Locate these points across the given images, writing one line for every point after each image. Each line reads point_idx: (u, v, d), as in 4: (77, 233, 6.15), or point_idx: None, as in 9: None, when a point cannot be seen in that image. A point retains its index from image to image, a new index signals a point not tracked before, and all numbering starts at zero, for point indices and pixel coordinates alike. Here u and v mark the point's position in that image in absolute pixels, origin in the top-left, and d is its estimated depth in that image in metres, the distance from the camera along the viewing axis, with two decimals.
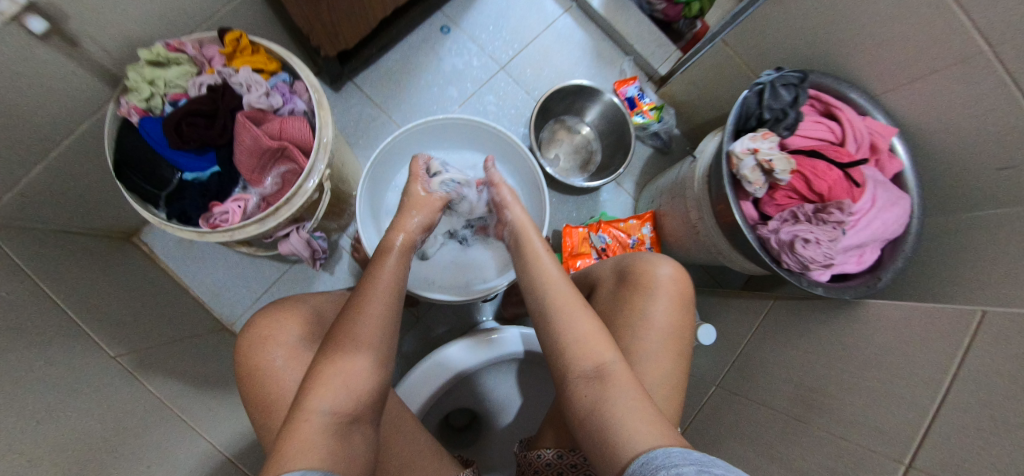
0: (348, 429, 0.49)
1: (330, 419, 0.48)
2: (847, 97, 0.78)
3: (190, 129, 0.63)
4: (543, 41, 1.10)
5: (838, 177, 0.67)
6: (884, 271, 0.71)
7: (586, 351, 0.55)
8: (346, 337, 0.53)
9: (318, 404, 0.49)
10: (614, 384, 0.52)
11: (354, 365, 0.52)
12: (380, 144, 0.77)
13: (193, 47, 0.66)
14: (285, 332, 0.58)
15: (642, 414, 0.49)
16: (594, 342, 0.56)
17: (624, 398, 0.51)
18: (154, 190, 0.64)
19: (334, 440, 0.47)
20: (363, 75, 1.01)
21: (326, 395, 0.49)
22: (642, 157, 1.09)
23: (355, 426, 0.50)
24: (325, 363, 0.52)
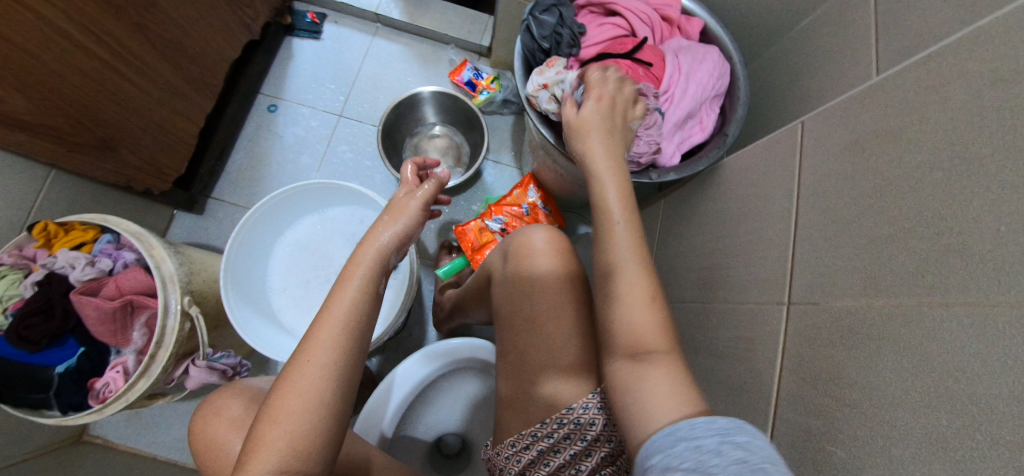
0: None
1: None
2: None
3: (30, 330, 0.63)
4: (367, 71, 1.11)
5: (625, 69, 0.67)
6: (730, 125, 0.70)
7: (616, 314, 0.46)
8: (295, 379, 0.46)
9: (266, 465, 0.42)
10: (656, 368, 0.42)
11: (310, 405, 0.45)
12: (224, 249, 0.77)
13: (9, 255, 0.67)
14: (226, 412, 0.58)
15: (668, 391, 0.40)
16: (641, 325, 0.45)
17: (652, 378, 0.42)
18: (37, 396, 0.66)
19: None
20: (218, 188, 1.03)
21: (274, 453, 0.43)
22: (507, 128, 1.10)
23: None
24: (283, 411, 0.45)
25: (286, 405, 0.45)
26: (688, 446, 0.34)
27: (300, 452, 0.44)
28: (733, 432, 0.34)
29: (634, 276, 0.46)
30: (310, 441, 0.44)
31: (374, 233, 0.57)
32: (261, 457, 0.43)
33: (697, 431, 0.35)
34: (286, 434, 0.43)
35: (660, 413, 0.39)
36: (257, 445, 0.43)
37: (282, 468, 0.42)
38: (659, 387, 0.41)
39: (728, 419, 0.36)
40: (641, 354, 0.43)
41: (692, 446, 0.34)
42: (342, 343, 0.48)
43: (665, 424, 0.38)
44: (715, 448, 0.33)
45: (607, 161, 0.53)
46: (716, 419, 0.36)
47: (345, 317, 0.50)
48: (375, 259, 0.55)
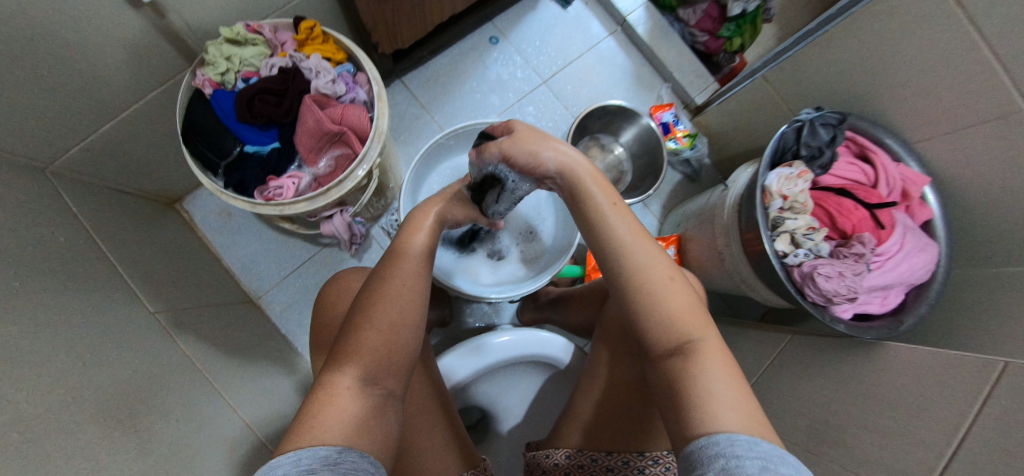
0: (385, 404, 0.45)
1: (361, 397, 0.44)
2: (882, 140, 0.80)
3: (260, 104, 0.66)
4: (586, 60, 1.14)
5: (863, 216, 0.70)
6: (908, 315, 0.72)
7: (672, 326, 0.48)
8: (378, 313, 0.48)
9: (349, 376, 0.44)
10: (702, 360, 0.45)
11: (380, 342, 0.47)
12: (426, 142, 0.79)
13: (269, 31, 0.70)
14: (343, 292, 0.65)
15: (733, 403, 0.41)
16: (679, 317, 0.48)
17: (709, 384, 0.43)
18: (214, 159, 0.68)
19: (369, 413, 0.43)
20: (411, 75, 1.05)
21: (358, 370, 0.45)
22: (672, 183, 1.12)
23: (391, 401, 0.46)
24: (360, 338, 0.47)
25: (369, 341, 0.47)
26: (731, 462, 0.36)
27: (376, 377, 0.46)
28: (777, 461, 0.36)
29: (687, 306, 0.49)
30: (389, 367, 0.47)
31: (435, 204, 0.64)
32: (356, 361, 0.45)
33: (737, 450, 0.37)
34: (367, 348, 0.46)
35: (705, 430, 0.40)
36: (348, 359, 0.45)
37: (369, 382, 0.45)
38: (711, 382, 0.43)
39: (767, 444, 0.38)
40: (678, 350, 0.47)
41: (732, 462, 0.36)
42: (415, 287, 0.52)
43: (722, 430, 0.39)
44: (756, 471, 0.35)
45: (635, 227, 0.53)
46: (756, 443, 0.38)
47: (411, 276, 0.53)
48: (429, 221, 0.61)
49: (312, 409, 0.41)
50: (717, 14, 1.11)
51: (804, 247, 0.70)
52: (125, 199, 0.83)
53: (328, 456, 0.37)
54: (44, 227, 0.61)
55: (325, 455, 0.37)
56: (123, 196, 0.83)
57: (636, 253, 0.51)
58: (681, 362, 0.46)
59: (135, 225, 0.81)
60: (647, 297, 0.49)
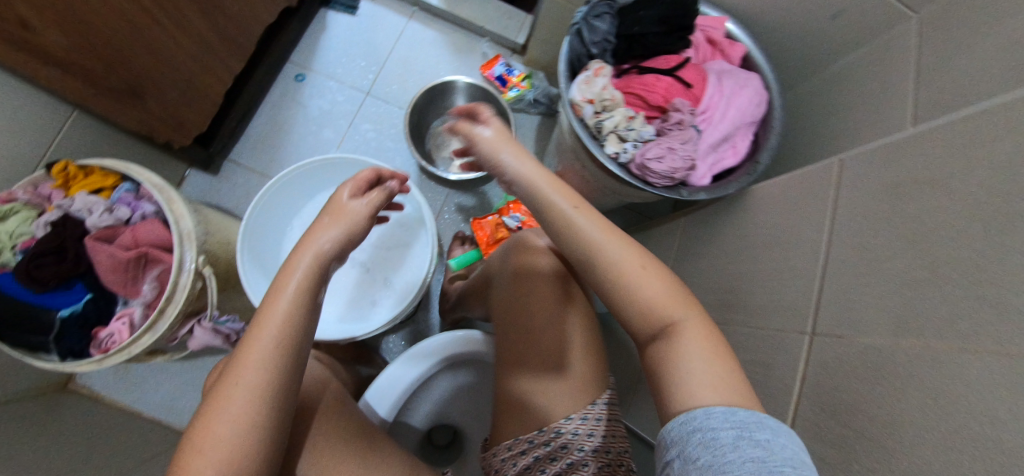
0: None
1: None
2: None
3: (39, 271, 0.61)
4: (399, 54, 1.10)
5: (669, 83, 0.67)
6: (760, 154, 0.71)
7: (599, 276, 0.47)
8: (211, 411, 0.41)
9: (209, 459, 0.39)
10: (688, 342, 0.43)
11: (232, 430, 0.40)
12: (251, 199, 0.76)
13: (26, 192, 0.66)
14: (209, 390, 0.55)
15: (710, 380, 0.41)
16: (658, 306, 0.45)
17: (694, 362, 0.42)
18: (38, 339, 0.65)
19: None
20: (236, 149, 1.01)
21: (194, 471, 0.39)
22: (532, 128, 1.10)
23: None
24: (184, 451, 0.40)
25: (200, 442, 0.40)
26: (702, 436, 0.37)
27: (249, 439, 0.40)
28: (754, 428, 0.36)
29: (621, 260, 0.46)
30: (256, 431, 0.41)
31: (315, 237, 0.48)
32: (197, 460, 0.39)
33: (713, 420, 0.37)
34: (214, 449, 0.39)
35: (693, 397, 0.40)
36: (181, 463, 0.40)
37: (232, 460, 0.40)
38: (688, 360, 0.42)
39: (747, 410, 0.38)
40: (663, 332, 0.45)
41: (704, 435, 0.37)
42: (262, 377, 0.41)
43: (690, 406, 0.40)
44: (729, 441, 0.36)
45: (548, 174, 0.50)
46: (734, 411, 0.38)
47: (285, 315, 0.43)
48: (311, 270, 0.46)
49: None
50: None
51: (630, 140, 0.67)
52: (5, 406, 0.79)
53: None
54: None
55: None
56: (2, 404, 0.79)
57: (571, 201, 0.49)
58: (658, 341, 0.45)
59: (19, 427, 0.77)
60: (619, 296, 0.47)
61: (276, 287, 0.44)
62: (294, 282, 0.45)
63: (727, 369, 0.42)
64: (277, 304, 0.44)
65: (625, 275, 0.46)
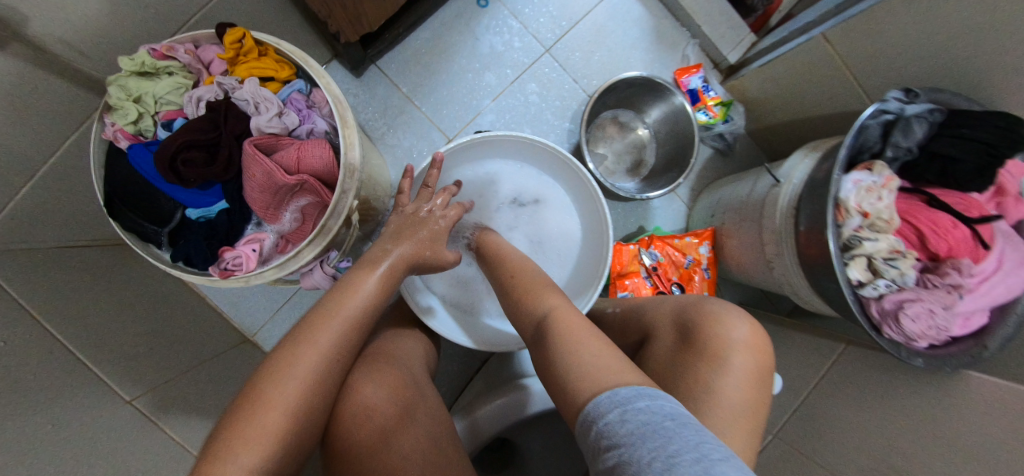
0: None
1: None
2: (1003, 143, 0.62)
3: (186, 168, 0.50)
4: (596, 18, 0.92)
5: (964, 235, 0.55)
6: (992, 339, 0.62)
7: (529, 305, 0.53)
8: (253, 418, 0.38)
9: (242, 451, 0.36)
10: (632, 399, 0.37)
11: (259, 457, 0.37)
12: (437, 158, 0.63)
13: (187, 52, 0.53)
14: None
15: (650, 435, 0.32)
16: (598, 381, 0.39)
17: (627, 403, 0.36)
18: (153, 228, 0.55)
19: None
20: (387, 58, 0.86)
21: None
22: (702, 161, 0.97)
23: None
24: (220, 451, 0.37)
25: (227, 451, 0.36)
26: (598, 428, 0.35)
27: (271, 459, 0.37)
28: (633, 398, 0.35)
29: (531, 287, 0.55)
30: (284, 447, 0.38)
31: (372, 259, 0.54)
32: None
33: (604, 406, 0.36)
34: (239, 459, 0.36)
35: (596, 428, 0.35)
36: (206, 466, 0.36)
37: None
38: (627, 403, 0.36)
39: (646, 398, 0.35)
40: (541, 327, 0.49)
41: (599, 427, 0.35)
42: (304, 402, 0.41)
43: (599, 391, 0.38)
44: (623, 422, 0.34)
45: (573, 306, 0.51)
46: (617, 390, 0.37)
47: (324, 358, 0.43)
48: (365, 297, 0.48)
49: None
50: None
51: (885, 277, 0.57)
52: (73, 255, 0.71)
53: None
54: None
55: None
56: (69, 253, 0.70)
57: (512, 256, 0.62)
58: (536, 346, 0.49)
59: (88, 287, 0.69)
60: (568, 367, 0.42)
61: (322, 316, 0.46)
62: (344, 312, 0.47)
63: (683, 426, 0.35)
64: (327, 322, 0.45)
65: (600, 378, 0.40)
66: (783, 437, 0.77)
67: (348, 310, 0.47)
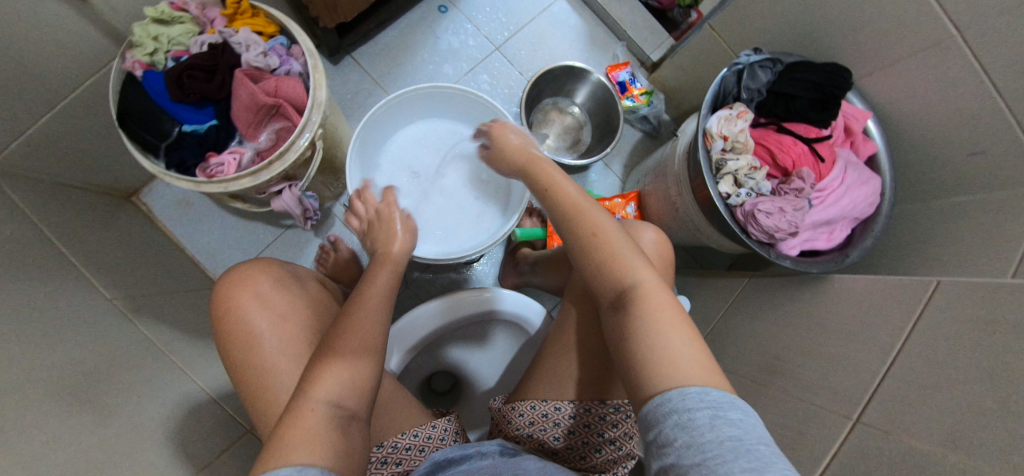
0: (350, 423, 0.47)
1: (336, 412, 0.46)
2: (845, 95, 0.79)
3: (190, 81, 0.66)
4: (538, 24, 1.13)
5: (802, 151, 0.71)
6: (852, 248, 0.74)
7: (607, 280, 0.53)
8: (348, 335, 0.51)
9: (312, 410, 0.45)
10: (648, 300, 0.49)
11: (347, 381, 0.48)
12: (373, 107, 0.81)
13: (197, 9, 0.70)
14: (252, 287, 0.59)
15: (676, 348, 0.45)
16: (648, 294, 0.49)
17: (663, 324, 0.47)
18: (153, 140, 0.68)
19: (337, 429, 0.45)
20: (361, 49, 1.04)
21: (336, 376, 0.48)
22: (630, 141, 1.13)
23: (354, 422, 0.47)
24: (352, 358, 0.49)
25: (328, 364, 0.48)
26: (681, 415, 0.39)
27: (356, 373, 0.49)
28: (727, 407, 0.40)
29: (620, 256, 0.53)
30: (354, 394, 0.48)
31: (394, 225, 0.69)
32: (310, 412, 0.44)
33: (688, 403, 0.40)
34: (331, 385, 0.47)
35: (658, 350, 0.45)
36: (329, 357, 0.49)
37: (349, 383, 0.48)
38: (660, 316, 0.47)
39: (718, 391, 0.41)
40: (620, 300, 0.51)
41: (682, 415, 0.39)
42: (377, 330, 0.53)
43: (666, 389, 0.42)
44: (705, 421, 0.38)
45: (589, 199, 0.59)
46: (708, 392, 0.41)
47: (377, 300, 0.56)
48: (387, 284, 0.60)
49: (274, 442, 0.42)
50: None
51: (746, 188, 0.71)
52: (77, 191, 0.83)
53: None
54: None
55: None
56: (74, 188, 0.83)
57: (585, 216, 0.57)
58: (615, 315, 0.51)
59: (87, 215, 0.81)
60: (609, 268, 0.53)
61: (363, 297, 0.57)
62: (376, 292, 0.58)
63: (685, 346, 0.45)
64: (365, 307, 0.55)
65: (647, 292, 0.49)
66: None
67: (371, 304, 0.56)
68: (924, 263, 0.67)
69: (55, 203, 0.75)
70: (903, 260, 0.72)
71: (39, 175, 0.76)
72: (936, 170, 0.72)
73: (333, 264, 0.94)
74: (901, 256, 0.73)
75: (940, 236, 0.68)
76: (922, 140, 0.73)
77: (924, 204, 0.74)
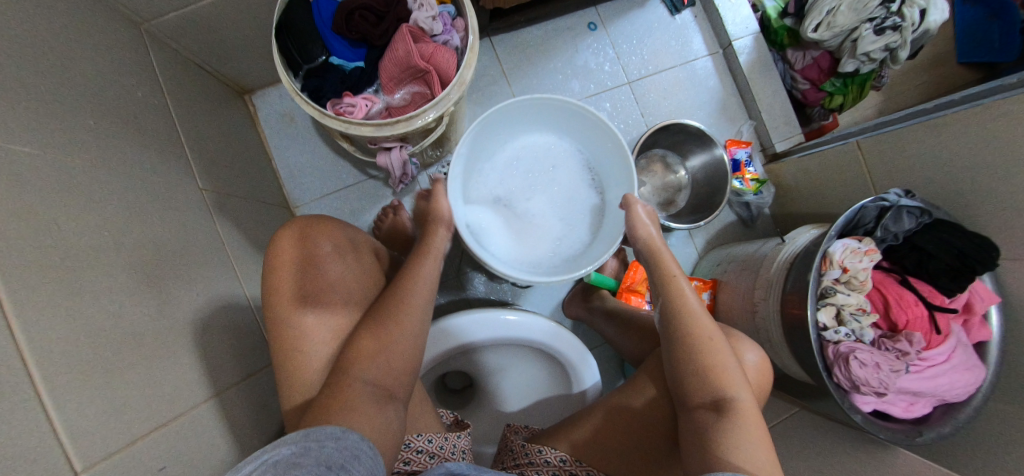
0: (387, 400, 0.55)
1: (372, 390, 0.54)
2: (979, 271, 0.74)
3: (359, 20, 0.66)
4: (677, 74, 1.10)
5: (921, 314, 0.66)
6: (928, 429, 0.69)
7: (711, 385, 0.53)
8: (382, 335, 0.58)
9: (359, 386, 0.54)
10: (740, 420, 0.50)
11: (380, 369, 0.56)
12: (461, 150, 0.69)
13: None
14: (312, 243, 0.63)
15: (762, 467, 0.47)
16: (742, 411, 0.51)
17: (748, 442, 0.49)
18: (299, 61, 0.69)
19: (376, 404, 0.53)
20: (501, 37, 1.03)
21: (373, 368, 0.56)
22: (723, 221, 1.09)
23: (391, 402, 0.55)
24: (386, 361, 0.57)
25: (371, 349, 0.57)
26: None
27: (389, 368, 0.57)
28: None
29: (726, 367, 0.54)
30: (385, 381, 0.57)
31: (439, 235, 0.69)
32: (349, 389, 0.53)
33: None
34: (369, 372, 0.55)
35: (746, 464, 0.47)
36: (359, 357, 0.56)
37: (385, 371, 0.57)
38: (744, 437, 0.49)
39: None
40: (720, 407, 0.52)
41: None
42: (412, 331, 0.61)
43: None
44: None
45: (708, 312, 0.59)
46: None
47: (419, 299, 0.63)
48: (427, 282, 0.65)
49: (323, 410, 0.50)
50: (827, 66, 1.05)
51: (847, 327, 0.67)
52: (204, 75, 0.85)
53: (330, 434, 0.45)
54: (117, 69, 0.62)
55: (328, 433, 0.45)
56: (202, 72, 0.84)
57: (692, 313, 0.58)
58: (715, 420, 0.51)
59: (205, 100, 0.83)
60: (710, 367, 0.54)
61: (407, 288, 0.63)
62: (419, 285, 0.64)
63: (771, 466, 0.48)
64: (414, 304, 0.62)
65: (745, 412, 0.51)
66: None
67: (417, 295, 0.63)
68: None
69: (185, 80, 0.77)
70: (978, 462, 0.67)
71: (179, 50, 0.77)
72: None
73: (391, 226, 0.94)
74: (975, 456, 0.68)
75: None
76: None
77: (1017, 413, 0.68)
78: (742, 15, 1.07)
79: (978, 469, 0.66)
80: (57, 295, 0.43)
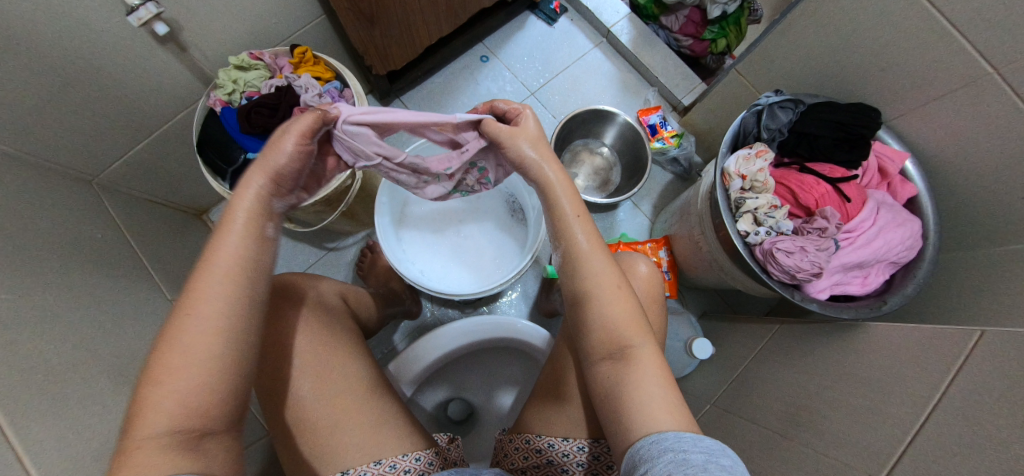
0: (204, 442, 0.38)
1: (175, 436, 0.37)
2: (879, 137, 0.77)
3: (257, 117, 0.77)
4: (573, 72, 1.20)
5: (826, 190, 0.69)
6: (891, 295, 0.69)
7: (611, 336, 0.53)
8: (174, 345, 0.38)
9: (191, 356, 0.38)
10: (641, 365, 0.51)
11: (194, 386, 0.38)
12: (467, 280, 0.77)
13: (270, 58, 0.83)
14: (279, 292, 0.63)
15: (667, 406, 0.48)
16: (644, 354, 0.52)
17: (654, 386, 0.49)
18: (223, 166, 0.79)
19: (185, 453, 0.37)
20: (408, 94, 1.16)
21: (162, 402, 0.37)
22: (660, 181, 1.14)
23: (216, 438, 0.39)
24: (195, 361, 0.38)
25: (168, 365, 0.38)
26: (672, 454, 0.41)
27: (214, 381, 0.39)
28: (720, 455, 0.41)
29: (617, 318, 0.53)
30: (228, 353, 0.39)
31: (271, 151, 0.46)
32: (147, 423, 0.36)
33: (685, 444, 0.42)
34: (173, 396, 0.37)
35: (651, 419, 0.47)
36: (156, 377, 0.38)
37: (196, 395, 0.38)
38: (648, 382, 0.49)
39: (711, 440, 0.43)
40: (619, 355, 0.52)
41: (675, 454, 0.41)
42: (218, 321, 0.39)
43: (660, 430, 0.45)
44: (700, 462, 0.40)
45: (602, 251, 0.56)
46: (703, 440, 0.43)
47: (228, 263, 0.41)
48: (259, 211, 0.45)
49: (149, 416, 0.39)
50: (699, 19, 1.15)
51: (765, 226, 0.70)
52: (158, 208, 0.96)
53: None
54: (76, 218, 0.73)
55: None
56: (156, 206, 0.96)
57: (592, 266, 0.55)
58: (614, 372, 0.52)
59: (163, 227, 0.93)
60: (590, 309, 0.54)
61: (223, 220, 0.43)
62: (237, 219, 0.43)
63: (676, 399, 0.49)
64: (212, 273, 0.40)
65: (642, 355, 0.52)
66: (720, 407, 0.81)
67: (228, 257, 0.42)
68: (972, 314, 0.61)
69: (140, 214, 0.89)
70: (948, 311, 0.66)
71: (129, 193, 0.89)
72: (981, 216, 0.67)
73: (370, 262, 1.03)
74: (945, 307, 0.67)
75: (985, 286, 0.62)
76: (964, 183, 0.69)
77: (968, 253, 0.68)
78: (610, 4, 1.19)
79: (949, 318, 0.65)
80: (46, 395, 0.49)
